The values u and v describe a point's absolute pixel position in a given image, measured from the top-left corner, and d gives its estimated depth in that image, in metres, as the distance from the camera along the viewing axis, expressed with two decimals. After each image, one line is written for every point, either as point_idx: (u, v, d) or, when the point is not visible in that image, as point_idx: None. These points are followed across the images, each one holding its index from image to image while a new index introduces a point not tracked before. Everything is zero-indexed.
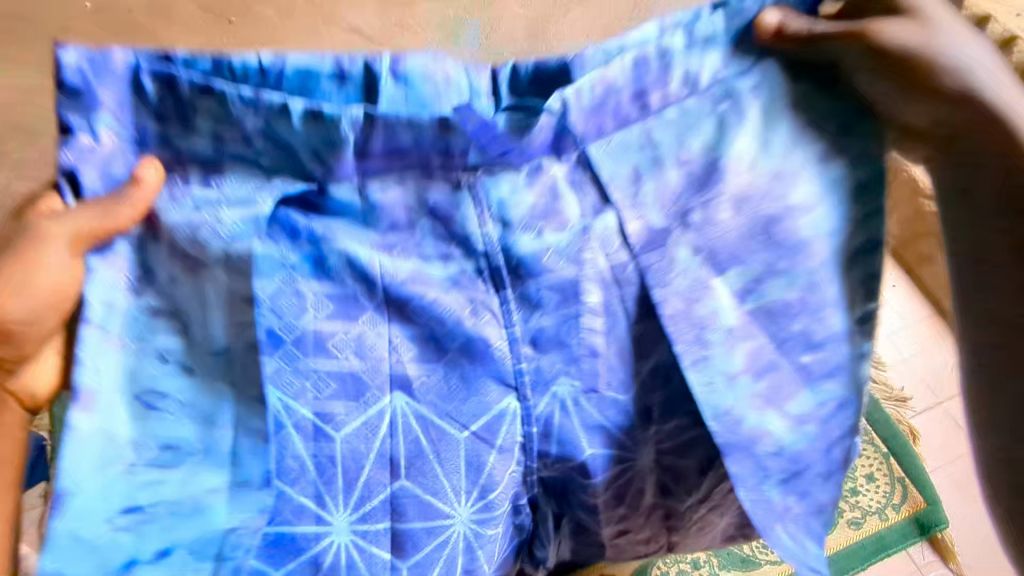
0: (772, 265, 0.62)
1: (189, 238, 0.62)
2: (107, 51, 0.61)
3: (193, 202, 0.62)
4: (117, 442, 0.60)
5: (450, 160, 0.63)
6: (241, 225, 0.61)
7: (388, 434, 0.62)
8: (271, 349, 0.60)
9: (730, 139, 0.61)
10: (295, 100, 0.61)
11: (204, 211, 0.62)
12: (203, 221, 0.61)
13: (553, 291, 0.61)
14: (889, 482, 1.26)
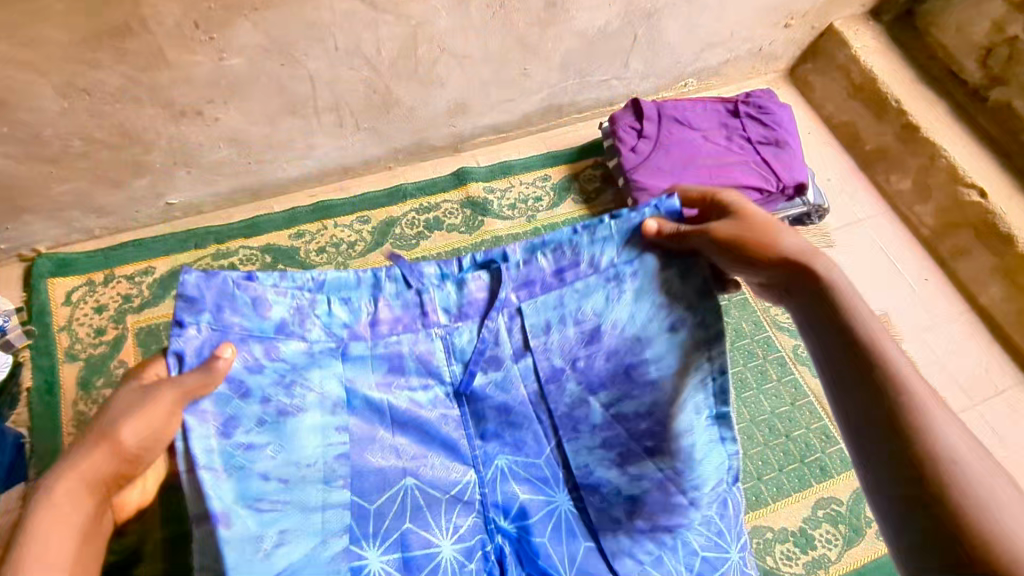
0: (630, 391, 0.91)
1: (221, 419, 0.77)
2: (212, 272, 0.81)
3: (240, 371, 0.80)
4: (252, 537, 0.74)
5: (425, 308, 0.92)
6: (306, 376, 0.86)
7: (396, 506, 0.86)
8: (291, 475, 0.80)
9: (609, 305, 0.92)
10: (322, 301, 0.87)
11: (253, 377, 0.81)
12: (248, 382, 0.81)
13: (500, 409, 0.95)
14: None
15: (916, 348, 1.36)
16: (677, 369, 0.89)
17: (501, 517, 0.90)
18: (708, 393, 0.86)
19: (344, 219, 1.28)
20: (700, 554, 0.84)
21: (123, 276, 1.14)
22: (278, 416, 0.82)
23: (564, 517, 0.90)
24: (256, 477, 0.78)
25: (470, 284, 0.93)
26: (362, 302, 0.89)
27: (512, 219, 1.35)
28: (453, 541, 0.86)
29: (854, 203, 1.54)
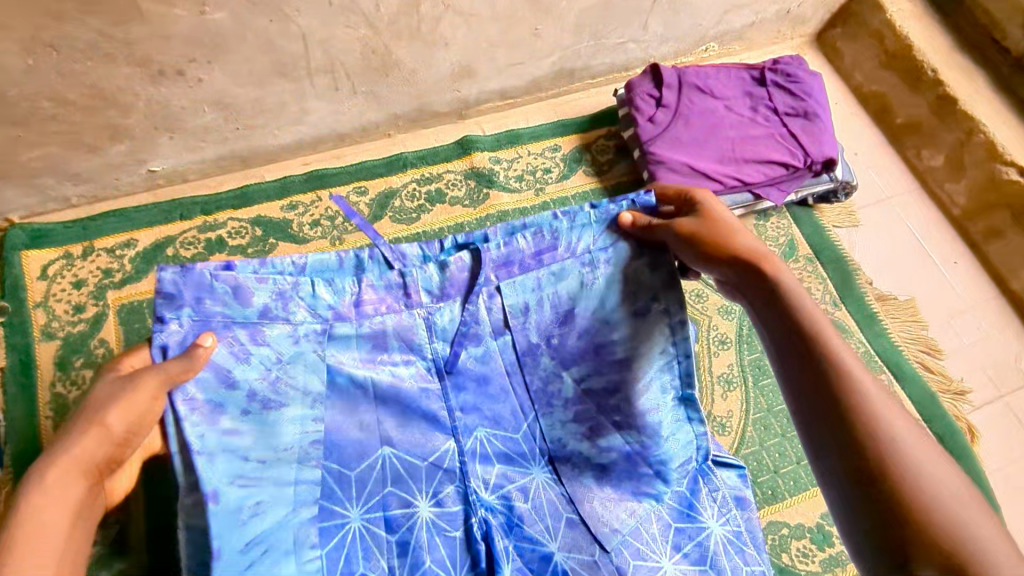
0: (615, 368, 0.88)
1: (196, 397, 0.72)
2: (189, 265, 0.75)
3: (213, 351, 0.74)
4: (238, 513, 0.71)
5: (407, 284, 0.84)
6: (269, 351, 0.78)
7: (376, 478, 0.82)
8: (268, 446, 0.76)
9: (599, 283, 0.87)
10: (305, 281, 0.80)
11: (220, 353, 0.74)
12: (216, 358, 0.74)
13: (481, 385, 0.88)
14: None
15: (944, 336, 1.29)
16: (643, 351, 0.87)
17: (481, 489, 0.85)
18: (674, 374, 0.87)
19: (339, 189, 1.20)
20: (673, 526, 0.84)
21: (103, 249, 1.07)
22: (263, 408, 0.77)
23: (538, 489, 0.87)
24: (234, 456, 0.73)
25: (452, 265, 0.85)
26: (345, 283, 0.82)
27: (519, 192, 1.27)
28: (431, 501, 0.83)
29: (882, 180, 1.45)
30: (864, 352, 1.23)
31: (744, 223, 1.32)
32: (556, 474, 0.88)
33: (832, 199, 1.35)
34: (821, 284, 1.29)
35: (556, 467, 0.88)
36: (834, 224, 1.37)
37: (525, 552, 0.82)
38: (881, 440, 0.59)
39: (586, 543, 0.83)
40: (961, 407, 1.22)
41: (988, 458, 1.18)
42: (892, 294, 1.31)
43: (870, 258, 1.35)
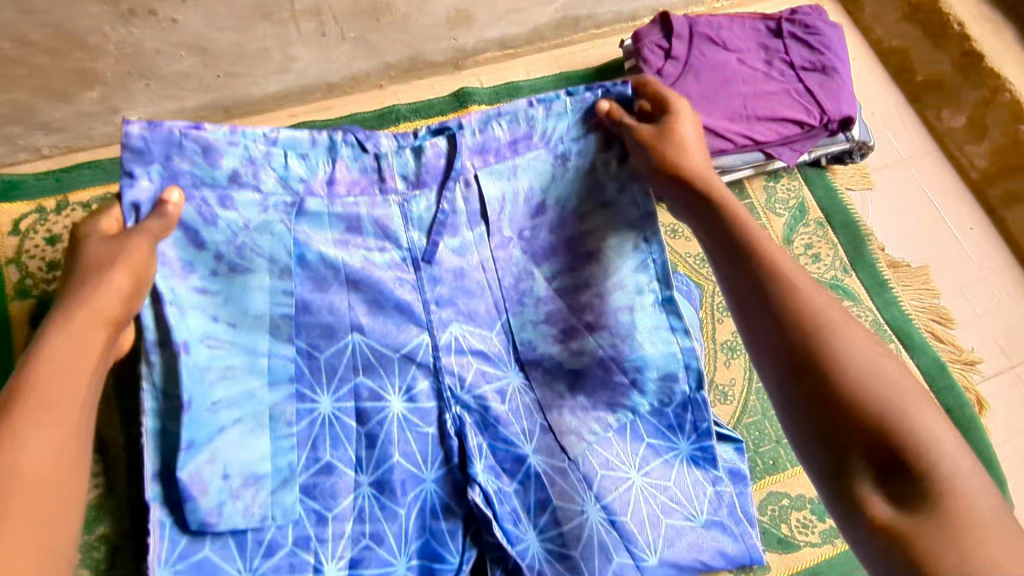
0: (588, 266, 0.92)
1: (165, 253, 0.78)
2: (156, 122, 0.75)
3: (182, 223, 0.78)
4: (203, 368, 0.78)
5: (382, 167, 0.87)
6: (242, 221, 0.81)
7: (348, 360, 0.86)
8: (234, 320, 0.81)
9: (569, 177, 0.91)
10: (280, 153, 0.82)
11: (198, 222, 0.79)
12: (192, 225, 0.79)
13: (451, 274, 0.92)
14: None
15: (956, 304, 1.25)
16: (609, 245, 0.92)
17: (456, 386, 0.89)
18: (651, 275, 0.92)
19: None
20: (644, 441, 0.90)
21: (78, 204, 1.02)
22: (230, 271, 0.82)
23: (512, 395, 0.92)
24: (205, 315, 0.79)
25: (429, 150, 0.88)
26: (320, 160, 0.84)
27: None
28: (403, 396, 0.88)
29: (899, 141, 1.39)
30: (873, 320, 1.19)
31: (753, 184, 1.27)
32: (528, 377, 0.93)
33: (847, 160, 1.28)
34: (831, 250, 1.24)
35: (526, 373, 0.93)
36: (847, 187, 1.31)
37: (498, 451, 0.89)
38: (819, 329, 0.62)
39: (558, 451, 0.89)
40: (971, 378, 1.18)
41: (994, 430, 1.15)
42: (905, 261, 1.26)
43: (883, 221, 1.30)
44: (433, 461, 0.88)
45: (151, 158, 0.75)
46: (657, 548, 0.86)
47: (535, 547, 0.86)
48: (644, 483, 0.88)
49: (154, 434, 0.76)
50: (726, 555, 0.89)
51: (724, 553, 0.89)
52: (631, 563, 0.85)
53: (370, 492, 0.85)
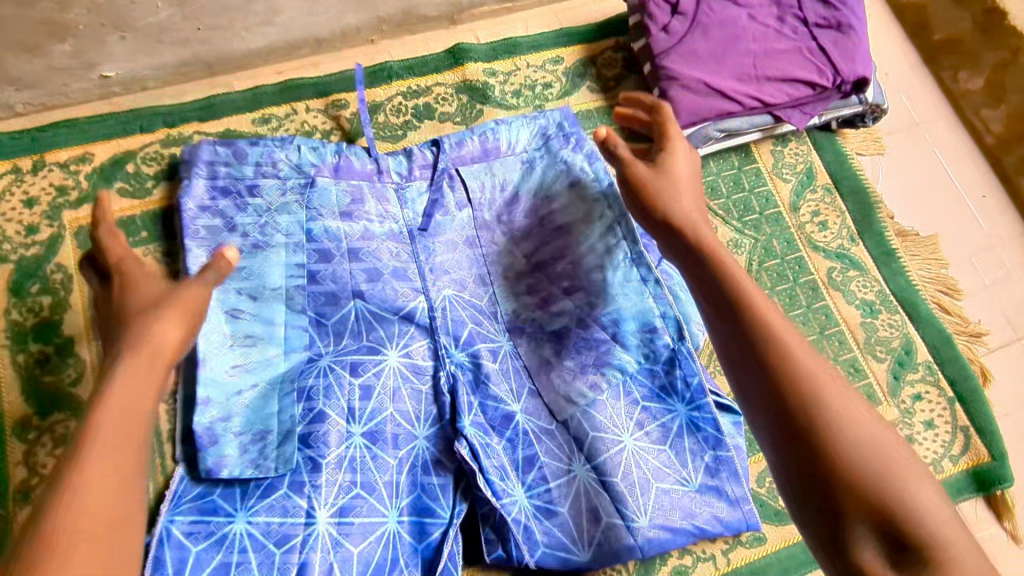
0: (566, 235, 1.01)
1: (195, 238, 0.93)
2: (213, 139, 1.01)
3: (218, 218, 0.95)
4: (223, 331, 0.88)
5: (382, 158, 1.04)
6: (262, 209, 0.96)
7: (350, 322, 0.92)
8: (249, 291, 0.91)
9: (538, 169, 1.06)
10: (292, 148, 1.00)
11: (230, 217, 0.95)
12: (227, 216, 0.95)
13: (442, 248, 1.00)
14: (951, 431, 1.09)
15: (964, 275, 1.21)
16: (584, 222, 1.02)
17: (451, 345, 0.93)
18: (624, 239, 1.00)
19: (317, 102, 1.09)
20: (640, 404, 0.92)
21: (56, 164, 0.98)
22: (255, 249, 0.94)
23: (505, 356, 0.94)
24: (230, 289, 0.90)
25: (417, 154, 1.05)
26: (328, 152, 1.01)
27: (516, 109, 1.16)
28: (400, 352, 0.92)
29: (912, 104, 1.33)
30: (879, 291, 1.16)
31: (760, 148, 1.22)
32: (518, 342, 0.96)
33: (858, 124, 1.23)
34: (839, 217, 1.20)
35: (514, 339, 0.96)
36: (857, 152, 1.26)
37: (487, 410, 0.91)
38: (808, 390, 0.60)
39: (545, 413, 0.92)
40: (976, 350, 1.16)
41: (997, 403, 1.13)
42: (913, 230, 1.23)
43: (893, 187, 1.26)
44: (426, 418, 0.90)
45: (194, 162, 0.97)
46: (647, 509, 0.88)
47: (523, 502, 0.88)
48: (637, 446, 0.90)
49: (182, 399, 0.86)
50: (720, 519, 0.90)
51: (717, 517, 0.90)
52: (620, 522, 0.87)
53: (362, 443, 0.86)
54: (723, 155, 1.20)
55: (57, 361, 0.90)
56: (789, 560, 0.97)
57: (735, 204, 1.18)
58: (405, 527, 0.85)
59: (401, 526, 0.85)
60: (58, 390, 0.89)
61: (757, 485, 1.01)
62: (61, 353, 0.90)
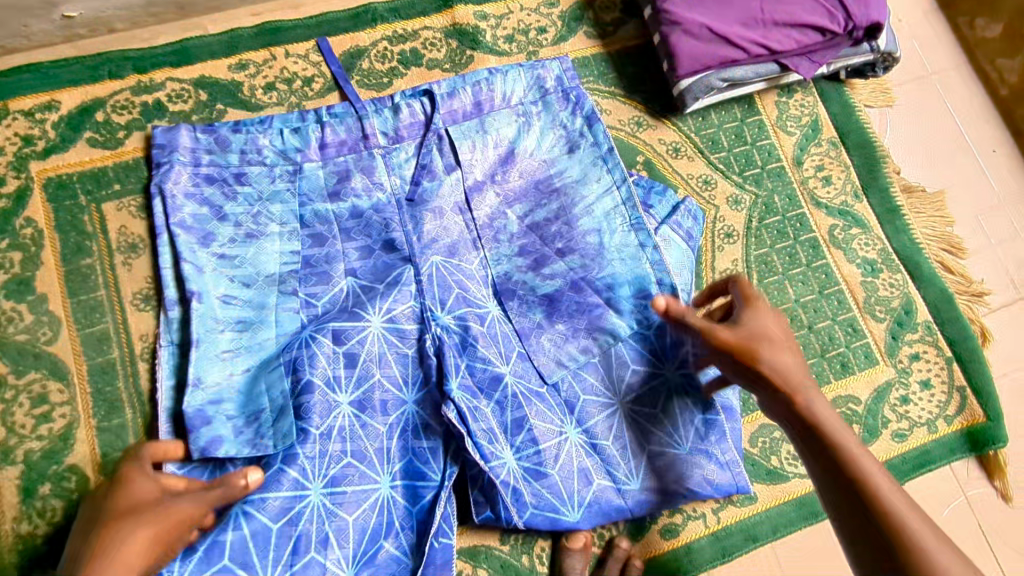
0: (558, 199, 0.99)
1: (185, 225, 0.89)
2: (175, 127, 0.95)
3: (207, 208, 0.91)
4: (215, 317, 0.86)
5: (369, 118, 0.99)
6: (247, 196, 0.92)
7: (336, 294, 0.89)
8: (239, 278, 0.89)
9: (533, 126, 1.02)
10: (275, 133, 0.96)
11: (220, 201, 0.91)
12: (218, 200, 0.91)
13: (431, 214, 0.95)
14: (947, 391, 1.08)
15: (969, 232, 1.18)
16: (575, 187, 0.99)
17: (437, 308, 0.90)
18: (618, 200, 0.98)
19: (297, 46, 1.03)
20: (630, 368, 0.91)
21: (20, 112, 0.94)
22: (249, 237, 0.90)
23: (493, 321, 0.91)
24: (220, 274, 0.88)
25: (405, 109, 0.99)
26: (310, 130, 0.97)
27: (508, 56, 1.09)
28: (384, 318, 0.88)
29: (924, 52, 1.27)
30: (881, 249, 1.13)
31: (763, 99, 1.17)
32: (503, 308, 0.93)
33: (868, 74, 1.17)
34: (843, 172, 1.16)
35: (504, 303, 0.93)
36: (865, 104, 1.21)
37: (476, 372, 0.88)
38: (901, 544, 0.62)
39: (535, 378, 0.90)
40: (976, 310, 1.13)
41: (995, 362, 1.12)
42: (919, 185, 1.18)
43: (900, 140, 1.21)
44: (413, 382, 0.88)
45: (173, 148, 0.93)
46: (636, 473, 0.90)
47: (512, 465, 0.87)
48: (626, 412, 0.90)
49: (171, 387, 0.85)
50: (710, 480, 0.90)
51: (708, 478, 0.90)
52: (612, 486, 0.90)
53: (350, 412, 0.84)
54: (725, 106, 1.15)
55: (31, 320, 0.88)
56: (779, 518, 0.97)
57: (735, 157, 1.13)
58: (399, 493, 0.85)
59: (394, 493, 0.85)
60: (33, 348, 0.87)
61: (750, 444, 1.00)
62: (35, 311, 0.88)
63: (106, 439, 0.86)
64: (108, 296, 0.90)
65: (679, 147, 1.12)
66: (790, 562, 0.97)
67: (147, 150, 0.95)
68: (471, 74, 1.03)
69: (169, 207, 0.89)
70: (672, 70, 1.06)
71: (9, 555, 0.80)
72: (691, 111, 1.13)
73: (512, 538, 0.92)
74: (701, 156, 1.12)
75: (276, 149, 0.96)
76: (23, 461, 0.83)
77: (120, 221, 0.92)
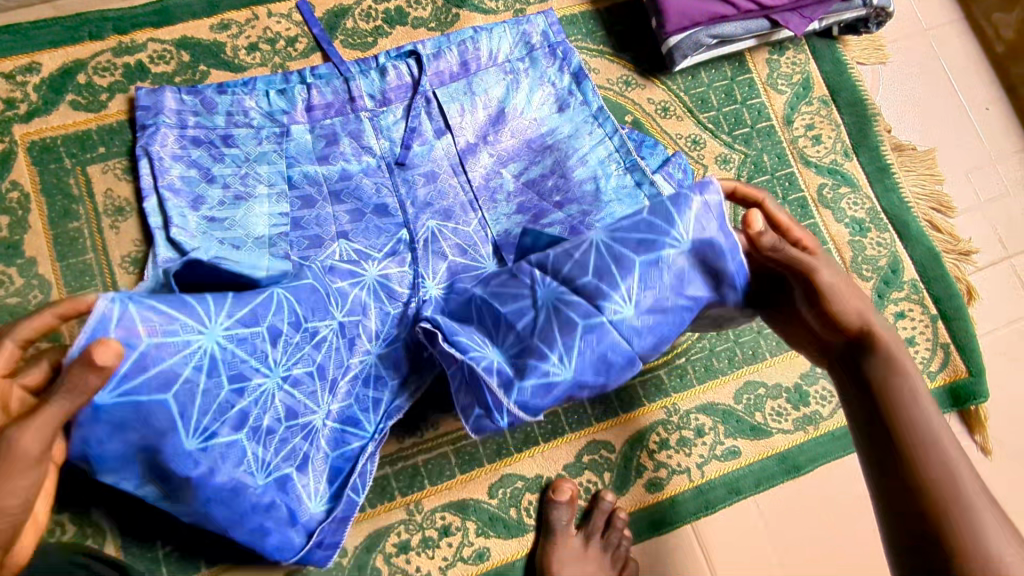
0: (551, 150, 0.99)
1: (172, 189, 0.89)
2: (159, 89, 0.94)
3: (193, 171, 0.90)
4: None
5: (355, 79, 0.98)
6: (235, 160, 0.92)
7: (329, 253, 0.90)
8: (230, 238, 0.88)
9: (522, 81, 1.01)
10: (261, 94, 0.96)
11: (208, 165, 0.91)
12: (206, 164, 0.91)
13: (419, 176, 0.96)
14: (931, 348, 1.09)
15: (959, 191, 1.17)
16: (565, 143, 0.99)
17: (429, 279, 0.91)
18: (612, 146, 0.99)
19: (280, 5, 1.02)
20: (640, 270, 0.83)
21: (1, 74, 0.93)
22: (237, 199, 0.90)
23: None
24: (211, 235, 0.88)
25: (391, 71, 0.99)
26: (296, 91, 0.96)
27: (495, 13, 1.08)
28: (379, 271, 0.90)
29: (920, 8, 1.24)
30: (870, 208, 1.13)
31: (754, 57, 1.15)
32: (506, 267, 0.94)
33: (862, 29, 1.15)
34: (833, 131, 1.15)
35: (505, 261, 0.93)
36: (857, 61, 1.19)
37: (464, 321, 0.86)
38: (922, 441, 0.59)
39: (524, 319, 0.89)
40: (963, 269, 1.14)
41: (981, 320, 1.13)
42: (911, 143, 1.18)
43: (892, 99, 1.20)
44: (391, 339, 0.90)
45: (157, 110, 0.92)
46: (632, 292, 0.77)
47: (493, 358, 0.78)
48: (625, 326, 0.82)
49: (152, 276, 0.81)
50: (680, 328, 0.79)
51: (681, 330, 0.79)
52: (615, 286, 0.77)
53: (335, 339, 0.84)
54: (715, 64, 1.14)
55: (21, 283, 0.89)
56: (762, 472, 1.00)
57: (725, 116, 1.12)
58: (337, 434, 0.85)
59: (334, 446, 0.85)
60: (24, 311, 0.88)
61: (733, 402, 1.02)
62: (25, 274, 0.89)
63: None
64: (97, 259, 0.91)
65: (668, 107, 1.11)
66: (771, 514, 1.00)
67: (130, 112, 0.95)
68: (455, 33, 1.03)
69: (157, 169, 0.89)
70: (661, 26, 1.05)
71: None
72: (681, 70, 1.12)
73: (501, 491, 0.94)
74: (691, 116, 1.11)
75: (264, 111, 0.95)
76: None
77: (106, 184, 0.93)
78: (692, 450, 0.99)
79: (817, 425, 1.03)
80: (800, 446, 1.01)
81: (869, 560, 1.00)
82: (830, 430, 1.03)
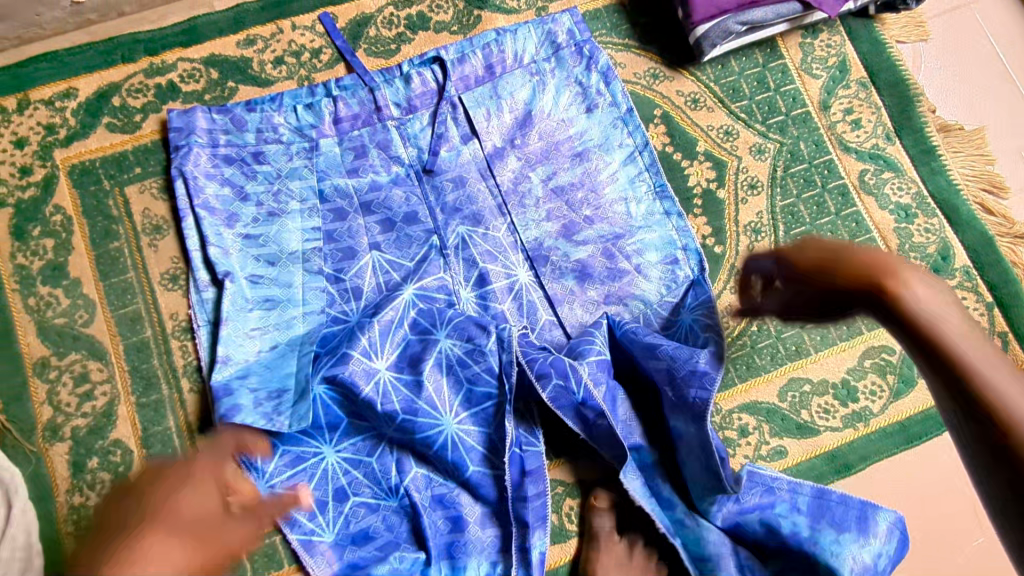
0: (577, 163, 0.98)
1: (204, 208, 0.90)
2: (188, 109, 0.95)
3: (225, 188, 0.92)
4: (246, 297, 0.88)
5: (380, 88, 0.98)
6: (265, 177, 0.93)
7: (358, 261, 0.91)
8: (266, 252, 0.90)
9: (548, 82, 1.00)
10: (289, 110, 0.96)
11: (239, 182, 0.92)
12: (239, 184, 0.92)
13: (449, 182, 0.96)
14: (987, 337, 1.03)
15: (1011, 171, 1.11)
16: (596, 146, 0.99)
17: (461, 286, 0.92)
18: (639, 164, 0.99)
19: (302, 18, 1.03)
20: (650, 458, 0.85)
21: (41, 101, 0.96)
22: (269, 216, 0.91)
23: (518, 291, 0.93)
24: (246, 252, 0.90)
25: (416, 78, 0.99)
26: (323, 105, 0.97)
27: (517, 13, 1.06)
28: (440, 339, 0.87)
29: None
30: (916, 193, 1.08)
31: (786, 42, 1.11)
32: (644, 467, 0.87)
33: (900, 7, 1.11)
34: (873, 114, 1.10)
35: (536, 269, 0.94)
36: (896, 40, 1.14)
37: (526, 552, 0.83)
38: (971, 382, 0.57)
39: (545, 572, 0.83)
40: (1020, 252, 1.08)
41: None
42: (957, 123, 1.12)
43: (936, 78, 1.14)
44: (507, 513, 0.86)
45: (189, 131, 0.93)
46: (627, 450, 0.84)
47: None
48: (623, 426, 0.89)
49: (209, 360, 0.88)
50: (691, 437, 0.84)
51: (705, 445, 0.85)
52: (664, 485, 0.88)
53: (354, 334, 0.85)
54: (745, 52, 1.10)
55: (67, 303, 0.91)
56: (809, 473, 0.97)
57: (758, 105, 1.09)
58: None
59: None
60: (71, 330, 0.91)
61: (777, 398, 0.99)
62: (71, 294, 0.92)
63: (146, 415, 0.89)
64: (137, 278, 0.93)
65: (698, 98, 1.08)
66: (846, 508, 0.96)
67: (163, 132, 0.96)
68: (479, 36, 1.02)
69: (192, 189, 0.91)
70: (687, 17, 1.03)
71: (65, 525, 0.85)
72: (710, 60, 1.09)
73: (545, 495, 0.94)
74: (722, 106, 1.08)
75: (290, 124, 0.96)
76: (71, 437, 0.88)
77: (143, 204, 0.95)
78: (742, 427, 0.98)
79: (868, 421, 0.99)
80: (851, 443, 0.98)
81: (974, 554, 0.96)
82: (884, 425, 0.99)
